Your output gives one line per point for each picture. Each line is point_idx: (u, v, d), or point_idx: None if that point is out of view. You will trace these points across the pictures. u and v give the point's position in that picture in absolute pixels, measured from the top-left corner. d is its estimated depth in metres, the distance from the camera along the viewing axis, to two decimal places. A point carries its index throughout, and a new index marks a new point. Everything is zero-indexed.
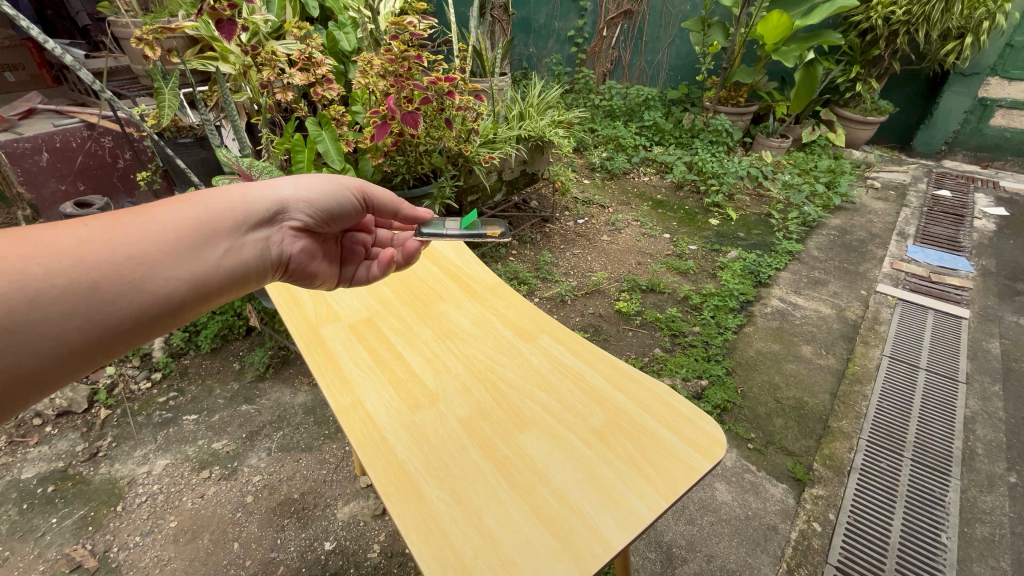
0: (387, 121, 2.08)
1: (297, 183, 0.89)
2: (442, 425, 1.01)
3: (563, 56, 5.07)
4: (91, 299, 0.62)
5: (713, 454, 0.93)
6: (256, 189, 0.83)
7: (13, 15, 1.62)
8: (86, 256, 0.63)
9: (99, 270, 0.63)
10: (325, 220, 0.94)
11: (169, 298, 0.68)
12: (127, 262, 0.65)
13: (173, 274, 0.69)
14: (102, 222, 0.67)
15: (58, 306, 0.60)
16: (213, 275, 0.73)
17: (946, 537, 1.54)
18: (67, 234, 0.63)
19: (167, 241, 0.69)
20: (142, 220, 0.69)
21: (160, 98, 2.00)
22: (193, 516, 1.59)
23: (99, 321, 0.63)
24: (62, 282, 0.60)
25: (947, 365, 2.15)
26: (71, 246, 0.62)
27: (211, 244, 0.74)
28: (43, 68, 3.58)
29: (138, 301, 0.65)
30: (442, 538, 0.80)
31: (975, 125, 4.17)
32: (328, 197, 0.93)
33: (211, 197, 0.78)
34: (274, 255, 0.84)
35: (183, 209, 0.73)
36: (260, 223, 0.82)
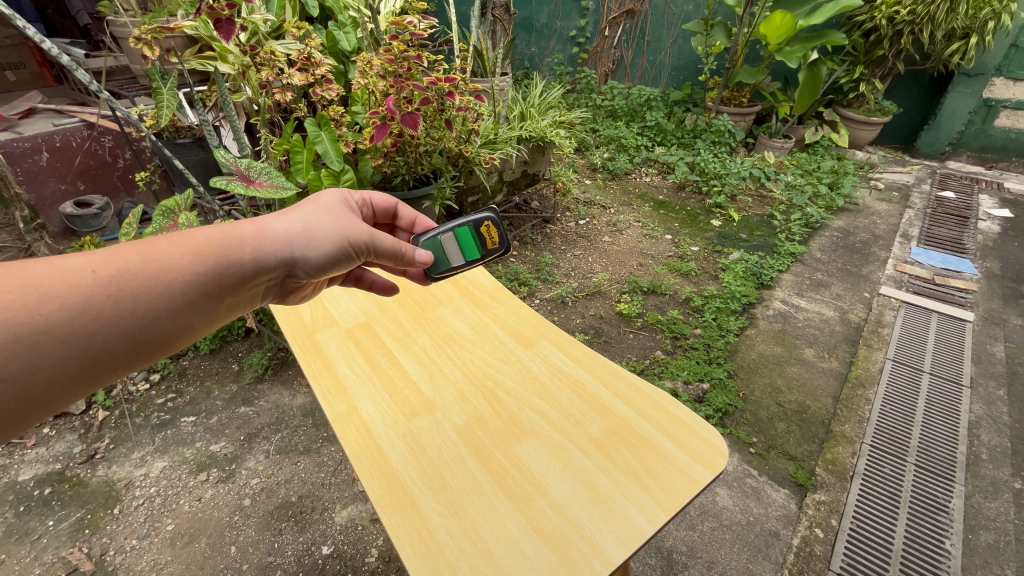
0: (387, 121, 2.06)
1: (311, 227, 0.80)
2: (439, 434, 1.00)
3: (565, 56, 5.03)
4: (87, 350, 0.57)
5: (715, 465, 0.91)
6: (271, 238, 0.74)
7: (9, 14, 1.61)
8: (88, 308, 0.57)
9: (101, 323, 0.58)
10: (334, 271, 0.86)
11: (165, 342, 0.64)
12: (130, 316, 0.60)
13: (174, 324, 0.64)
14: (108, 264, 0.60)
15: (53, 357, 0.55)
16: (212, 321, 0.69)
17: (950, 544, 1.51)
18: (69, 278, 0.57)
19: (175, 296, 0.63)
20: (152, 267, 0.62)
21: (158, 99, 1.98)
22: (190, 519, 1.58)
23: (93, 369, 0.58)
24: (61, 338, 0.55)
25: (952, 369, 2.13)
26: (74, 297, 0.56)
27: (216, 297, 0.68)
28: (45, 67, 3.57)
29: (133, 349, 0.61)
30: (437, 552, 0.79)
31: (980, 126, 4.14)
32: (342, 252, 0.84)
33: (226, 238, 0.70)
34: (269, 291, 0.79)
35: (196, 257, 0.66)
36: (268, 276, 0.75)
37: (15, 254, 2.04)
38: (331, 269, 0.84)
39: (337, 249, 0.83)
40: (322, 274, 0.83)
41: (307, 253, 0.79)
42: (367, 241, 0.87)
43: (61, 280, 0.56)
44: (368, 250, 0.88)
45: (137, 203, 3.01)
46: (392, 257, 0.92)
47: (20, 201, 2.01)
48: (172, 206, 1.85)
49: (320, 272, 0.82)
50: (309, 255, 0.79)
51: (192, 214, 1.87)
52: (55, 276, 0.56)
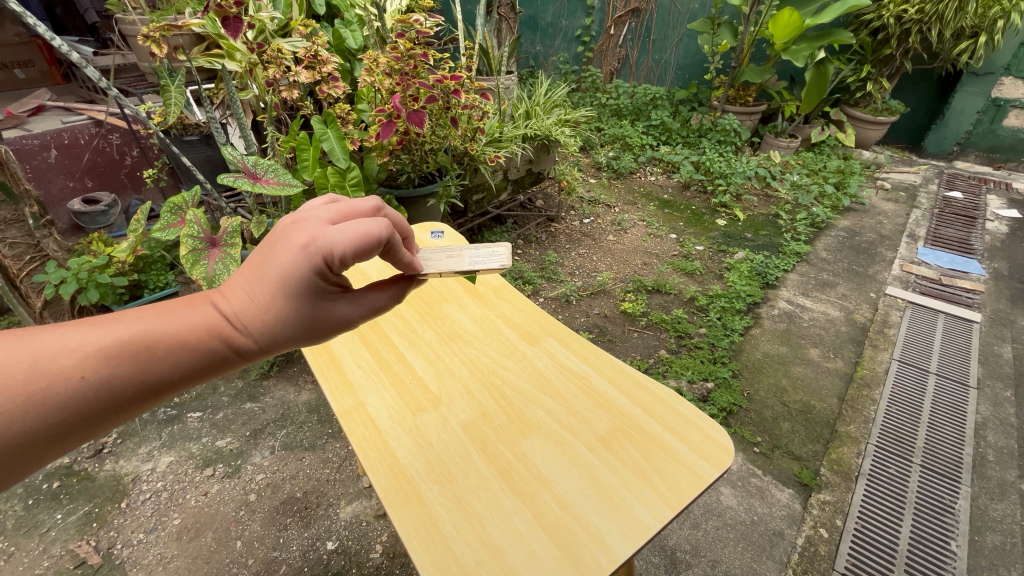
0: (392, 119, 2.07)
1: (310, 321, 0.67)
2: (445, 429, 1.00)
3: (570, 55, 5.00)
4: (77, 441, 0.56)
5: (721, 462, 0.91)
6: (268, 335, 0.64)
7: (19, 12, 1.62)
8: (74, 416, 0.54)
9: (90, 426, 0.55)
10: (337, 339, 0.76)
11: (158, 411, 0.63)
12: (117, 416, 0.57)
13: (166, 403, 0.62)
14: (96, 368, 0.54)
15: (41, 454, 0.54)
16: None
17: (956, 546, 1.51)
18: (55, 385, 0.52)
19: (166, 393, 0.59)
20: (138, 370, 0.57)
21: (166, 97, 1.98)
22: (196, 514, 1.60)
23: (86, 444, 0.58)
24: (46, 443, 0.53)
25: (958, 370, 2.11)
26: (57, 409, 0.52)
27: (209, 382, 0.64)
28: (54, 65, 3.59)
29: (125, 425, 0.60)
30: (442, 545, 0.79)
31: (988, 126, 4.11)
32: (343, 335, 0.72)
33: (216, 332, 0.61)
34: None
35: (186, 357, 0.59)
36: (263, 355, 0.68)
37: (25, 250, 2.06)
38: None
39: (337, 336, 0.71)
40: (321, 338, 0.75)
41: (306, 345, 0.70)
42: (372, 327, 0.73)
43: (49, 385, 0.52)
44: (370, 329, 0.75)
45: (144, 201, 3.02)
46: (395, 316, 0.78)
47: (29, 198, 2.03)
48: (180, 202, 1.86)
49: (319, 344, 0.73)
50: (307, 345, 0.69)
51: (199, 210, 1.88)
52: (37, 385, 0.51)
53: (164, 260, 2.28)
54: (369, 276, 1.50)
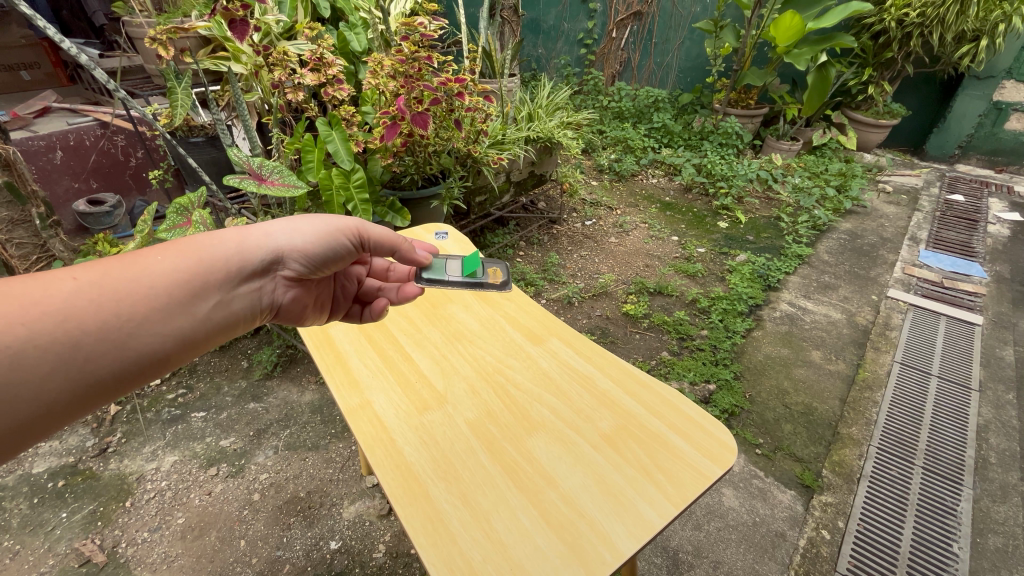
0: (397, 121, 2.09)
1: (298, 222, 0.82)
2: (451, 427, 1.01)
3: (573, 58, 4.97)
4: (73, 357, 0.59)
5: (725, 461, 0.92)
6: (254, 233, 0.78)
7: (30, 14, 1.60)
8: (74, 313, 0.59)
9: (84, 320, 0.60)
10: (326, 269, 0.87)
11: (154, 356, 0.65)
12: (110, 315, 0.61)
13: (163, 329, 0.65)
14: (87, 272, 0.62)
15: (37, 368, 0.56)
16: (203, 322, 0.70)
17: (957, 548, 1.51)
18: (51, 286, 0.59)
19: (161, 297, 0.65)
20: (130, 272, 0.65)
21: (172, 98, 2.00)
22: (200, 513, 1.60)
23: (82, 379, 0.60)
24: (43, 338, 0.57)
25: (959, 373, 2.12)
26: (56, 301, 0.59)
27: (204, 295, 0.70)
28: (59, 67, 3.63)
29: (124, 361, 0.63)
30: (449, 541, 0.80)
31: (990, 129, 4.12)
32: (331, 245, 0.85)
33: (205, 243, 0.72)
34: (263, 304, 0.79)
35: (176, 257, 0.69)
36: (255, 276, 0.77)
37: (31, 250, 2.06)
38: (321, 266, 0.86)
39: (326, 239, 0.84)
40: (311, 272, 0.85)
41: (292, 243, 0.80)
42: (358, 231, 0.89)
43: (42, 289, 0.59)
44: (357, 240, 0.89)
45: (148, 202, 3.04)
46: (386, 252, 0.94)
47: (36, 198, 2.04)
48: (186, 203, 1.87)
49: (314, 265, 0.84)
50: (295, 244, 0.80)
51: (205, 211, 1.90)
52: (35, 286, 0.58)
53: None
54: None
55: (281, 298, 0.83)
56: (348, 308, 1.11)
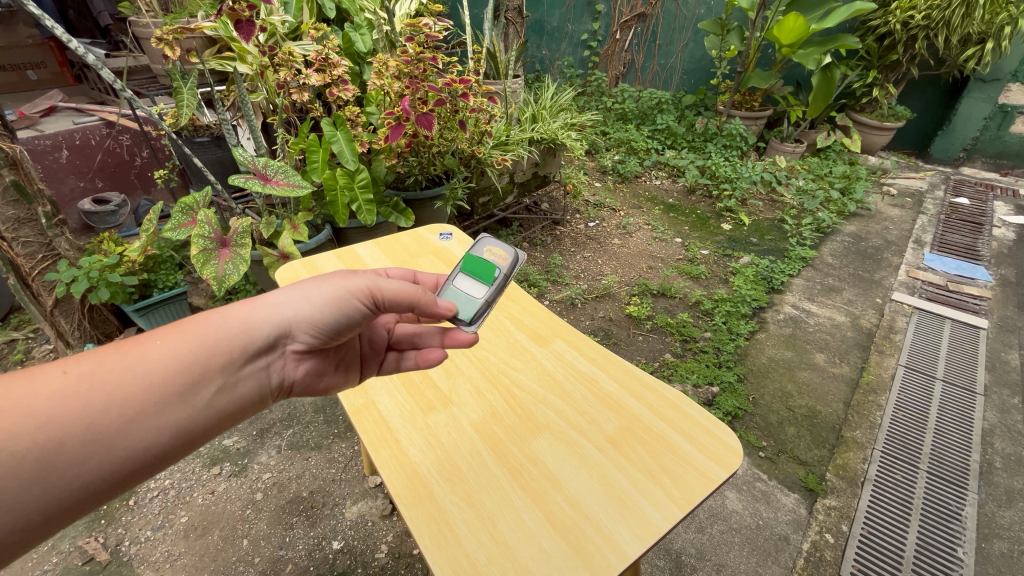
0: (402, 122, 2.08)
1: (306, 289, 0.76)
2: (455, 428, 1.01)
3: (576, 59, 5.00)
4: (55, 463, 0.56)
5: (730, 464, 0.91)
6: (260, 307, 0.73)
7: (38, 13, 1.61)
8: (60, 414, 0.57)
9: (67, 421, 0.57)
10: (342, 336, 0.79)
11: (145, 453, 0.62)
12: (97, 414, 0.59)
13: (156, 423, 0.62)
14: (80, 365, 0.61)
15: (16, 477, 0.54)
16: (200, 412, 0.66)
17: (962, 553, 1.50)
18: (41, 383, 0.58)
19: (155, 387, 0.63)
20: (125, 363, 0.63)
21: (179, 98, 2.00)
22: (203, 512, 1.61)
23: (64, 485, 0.57)
24: (23, 444, 0.55)
25: (965, 377, 2.11)
26: (44, 401, 0.57)
27: (201, 383, 0.66)
28: (65, 66, 3.60)
29: (113, 461, 0.60)
30: (453, 542, 0.80)
31: (995, 132, 4.09)
32: (343, 311, 0.76)
33: (205, 324, 0.69)
34: (272, 384, 0.74)
35: (174, 342, 0.66)
36: (260, 354, 0.72)
37: (38, 249, 2.06)
38: (336, 335, 0.78)
39: (337, 306, 0.76)
40: (326, 341, 0.78)
41: (299, 315, 0.74)
42: (372, 292, 0.78)
43: (32, 388, 0.58)
44: (371, 302, 0.78)
45: (153, 201, 3.04)
46: (405, 308, 0.82)
47: (42, 197, 2.04)
48: (191, 203, 1.88)
49: (326, 335, 0.77)
50: (302, 315, 0.74)
51: (210, 211, 1.91)
52: (24, 385, 0.58)
53: (173, 260, 2.31)
54: None
55: (296, 373, 0.77)
56: (382, 360, 0.97)
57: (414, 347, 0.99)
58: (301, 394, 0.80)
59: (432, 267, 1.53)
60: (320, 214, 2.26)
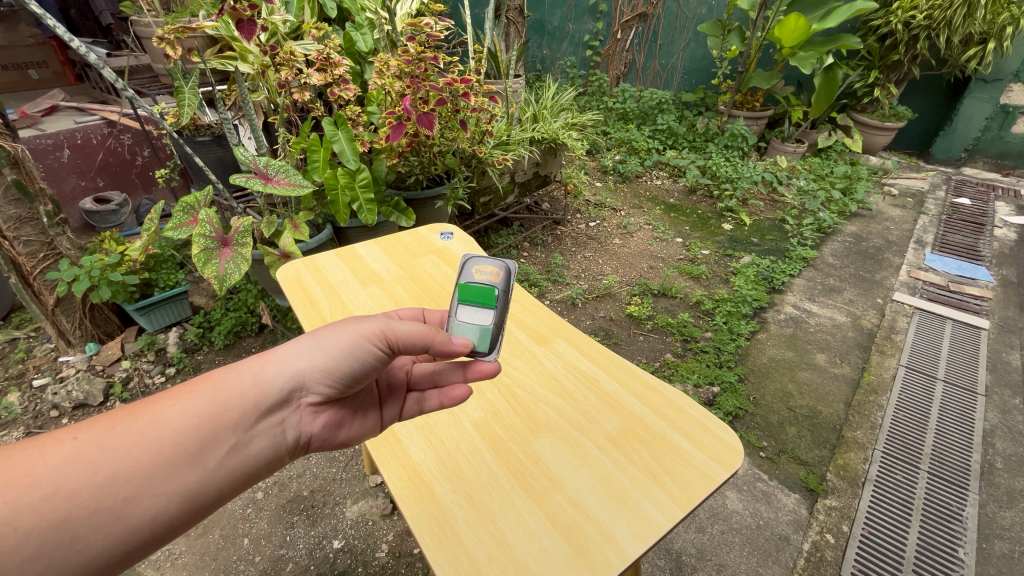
0: (402, 121, 2.07)
1: (319, 338, 0.73)
2: (457, 427, 1.01)
3: (577, 59, 5.00)
4: (60, 536, 0.53)
5: (731, 464, 0.91)
6: (272, 360, 0.71)
7: (39, 12, 1.61)
8: (67, 484, 0.55)
9: (76, 490, 0.55)
10: (357, 384, 0.76)
11: (155, 523, 0.59)
12: (105, 482, 0.56)
13: (167, 488, 0.59)
14: (90, 430, 0.59)
15: (19, 555, 0.51)
16: (211, 475, 0.63)
17: (963, 553, 1.50)
18: (50, 450, 0.56)
19: (166, 450, 0.60)
20: (136, 426, 0.61)
21: (180, 97, 2.00)
22: (204, 511, 1.61)
23: (70, 560, 0.54)
24: (29, 518, 0.52)
25: (966, 378, 2.10)
26: (52, 470, 0.55)
27: (212, 443, 0.63)
28: (67, 65, 3.63)
29: (121, 533, 0.56)
30: (455, 540, 0.80)
31: (997, 132, 4.08)
32: (357, 358, 0.73)
33: (217, 380, 0.67)
34: (287, 440, 0.70)
35: (186, 401, 0.64)
36: (273, 408, 0.69)
37: (39, 248, 2.06)
38: (351, 383, 0.74)
39: (351, 353, 0.72)
40: (342, 391, 0.75)
41: (312, 365, 0.71)
42: (385, 335, 0.75)
43: (41, 456, 0.56)
44: (385, 346, 0.74)
45: (153, 200, 3.05)
46: (419, 350, 0.77)
47: (44, 196, 2.05)
48: (192, 202, 1.88)
49: (341, 384, 0.73)
50: (315, 365, 0.71)
51: (211, 210, 1.91)
52: (32, 454, 0.55)
53: (174, 260, 2.31)
54: (380, 276, 1.48)
55: (311, 427, 0.73)
56: (404, 402, 0.89)
57: (436, 386, 0.91)
58: (319, 450, 0.76)
59: (433, 267, 1.52)
60: (321, 213, 2.26)
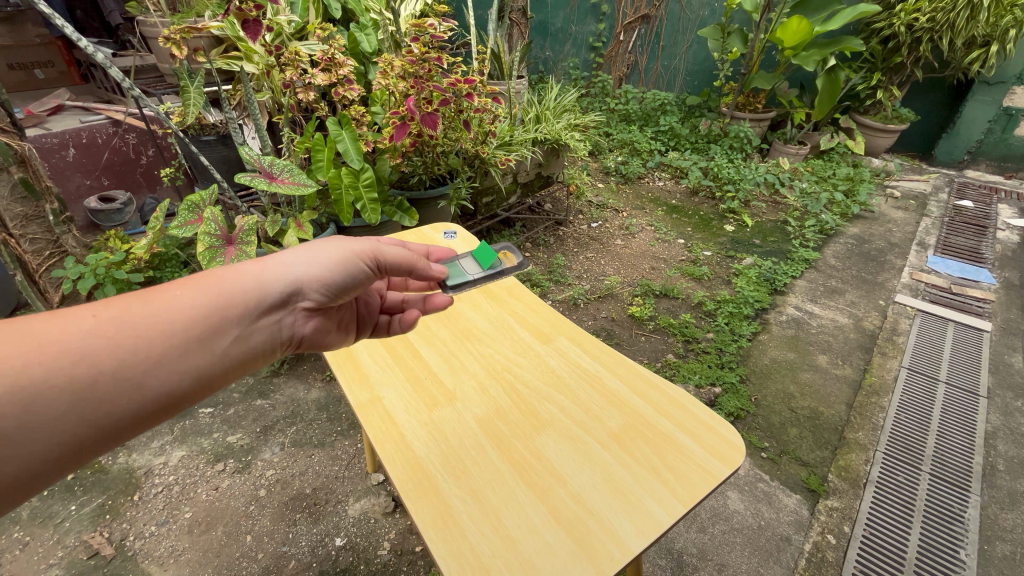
0: (406, 121, 2.09)
1: (314, 250, 0.78)
2: (461, 424, 1.02)
3: (580, 60, 4.99)
4: (88, 398, 0.55)
5: (732, 461, 0.92)
6: (272, 265, 0.74)
7: (47, 12, 1.63)
8: (89, 352, 0.56)
9: (99, 358, 0.56)
10: (345, 296, 0.82)
11: (171, 397, 0.61)
12: (127, 354, 0.58)
13: (182, 367, 0.61)
14: (108, 308, 0.60)
15: (51, 409, 0.52)
16: (222, 360, 0.66)
17: (965, 554, 1.50)
18: (69, 323, 0.57)
19: (180, 333, 0.62)
20: (151, 308, 0.62)
21: (185, 97, 2.02)
22: (207, 508, 1.62)
23: (96, 421, 0.56)
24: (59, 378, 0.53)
25: (968, 380, 2.10)
26: (74, 339, 0.56)
27: (221, 331, 0.66)
28: (73, 65, 3.64)
29: (141, 401, 0.59)
30: (459, 535, 0.81)
31: (999, 135, 4.08)
32: (350, 270, 0.80)
33: (223, 276, 0.69)
34: (283, 338, 0.75)
35: (196, 292, 0.66)
36: (274, 307, 0.72)
37: (44, 245, 2.08)
38: (341, 294, 0.81)
39: (345, 265, 0.79)
40: (331, 301, 0.81)
41: (310, 272, 0.75)
42: (375, 255, 0.83)
43: (60, 325, 0.56)
44: (373, 264, 0.82)
45: (158, 199, 3.08)
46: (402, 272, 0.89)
47: (50, 194, 2.06)
48: (197, 201, 1.89)
49: (333, 293, 0.79)
50: (314, 273, 0.76)
51: (216, 209, 1.92)
52: (53, 323, 0.56)
53: (179, 258, 2.33)
54: None
55: (303, 330, 0.78)
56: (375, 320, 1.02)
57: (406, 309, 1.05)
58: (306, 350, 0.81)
59: None
60: (325, 213, 2.28)
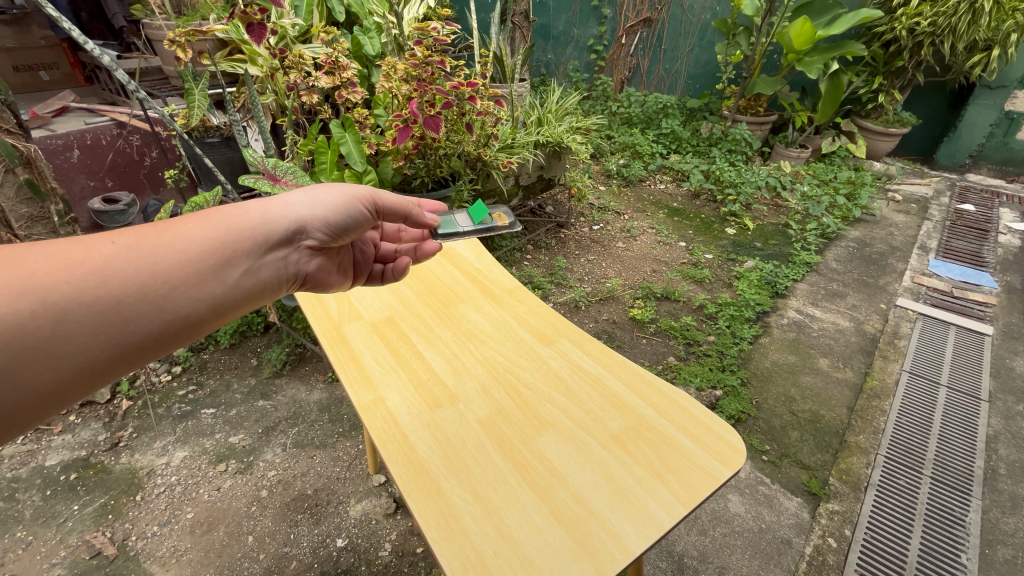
0: (409, 124, 2.12)
1: (315, 192, 0.82)
2: (463, 425, 1.02)
3: (582, 63, 5.01)
4: (114, 318, 0.59)
5: (733, 462, 0.92)
6: (275, 204, 0.77)
7: (55, 15, 1.64)
8: (112, 274, 0.59)
9: (121, 283, 0.60)
10: (345, 238, 0.87)
11: (189, 323, 0.65)
12: (147, 279, 0.61)
13: (197, 295, 0.65)
14: (125, 237, 0.63)
15: (81, 325, 0.57)
16: (234, 291, 0.69)
17: (966, 558, 1.50)
18: (90, 249, 0.60)
19: (193, 263, 0.65)
20: (165, 238, 0.65)
21: (190, 99, 2.03)
22: (209, 508, 1.62)
23: (122, 339, 0.60)
24: (85, 299, 0.57)
25: (969, 383, 2.10)
26: (96, 264, 0.59)
27: (232, 263, 0.69)
28: (77, 67, 3.66)
29: (162, 324, 0.63)
30: (461, 534, 0.82)
31: (1001, 139, 4.09)
32: (350, 213, 0.85)
33: (231, 213, 0.72)
34: (290, 275, 0.79)
35: (207, 226, 0.69)
36: (280, 245, 0.76)
37: None
38: (341, 235, 0.85)
39: (344, 206, 0.84)
40: (331, 242, 0.85)
41: (313, 213, 0.80)
42: (373, 199, 0.89)
43: (82, 250, 0.59)
44: (372, 208, 0.88)
45: (161, 200, 3.09)
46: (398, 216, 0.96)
47: (54, 195, 2.07)
48: (201, 202, 1.90)
49: (334, 234, 0.84)
50: (317, 214, 0.80)
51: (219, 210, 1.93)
52: (76, 249, 0.59)
53: None
54: None
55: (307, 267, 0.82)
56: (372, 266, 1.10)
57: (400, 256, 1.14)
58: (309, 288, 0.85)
59: (438, 267, 1.55)
60: None
